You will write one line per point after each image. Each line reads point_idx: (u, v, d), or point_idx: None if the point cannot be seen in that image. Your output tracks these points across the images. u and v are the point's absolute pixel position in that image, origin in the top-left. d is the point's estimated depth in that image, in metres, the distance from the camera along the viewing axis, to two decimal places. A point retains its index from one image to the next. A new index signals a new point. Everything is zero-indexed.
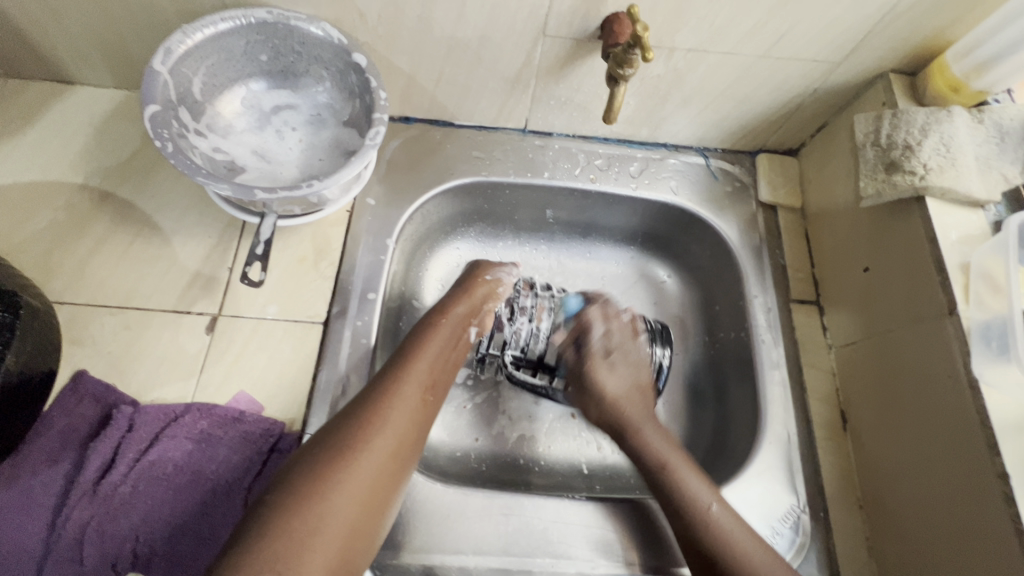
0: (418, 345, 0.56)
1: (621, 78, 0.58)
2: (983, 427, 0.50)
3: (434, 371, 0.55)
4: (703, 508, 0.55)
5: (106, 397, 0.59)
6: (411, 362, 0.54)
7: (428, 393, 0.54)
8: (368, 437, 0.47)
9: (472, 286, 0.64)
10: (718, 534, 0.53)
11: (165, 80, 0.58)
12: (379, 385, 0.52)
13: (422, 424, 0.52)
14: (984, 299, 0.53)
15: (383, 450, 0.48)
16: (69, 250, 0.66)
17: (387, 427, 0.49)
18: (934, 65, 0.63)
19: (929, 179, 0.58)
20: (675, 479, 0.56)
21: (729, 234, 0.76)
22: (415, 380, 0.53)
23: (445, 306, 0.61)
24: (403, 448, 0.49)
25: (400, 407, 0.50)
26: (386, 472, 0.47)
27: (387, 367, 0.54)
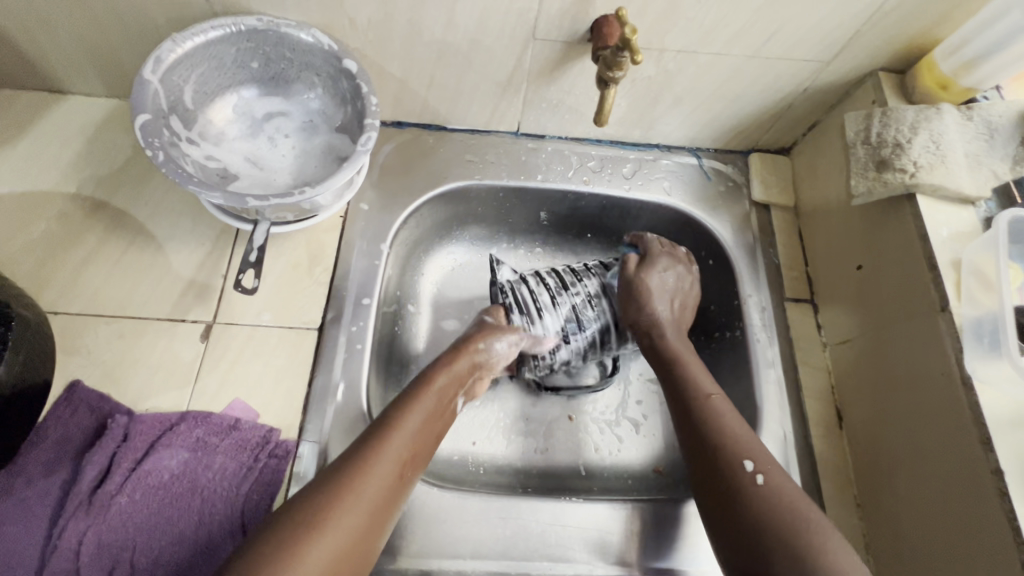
0: (399, 415, 0.55)
1: (611, 81, 0.58)
2: (977, 423, 0.50)
3: (416, 442, 0.54)
4: (704, 395, 0.58)
5: (101, 407, 0.59)
6: (391, 434, 0.53)
7: (406, 465, 0.52)
8: (339, 512, 0.46)
9: (458, 354, 0.62)
10: (722, 421, 0.55)
11: (156, 89, 0.58)
12: (354, 458, 0.50)
13: (392, 503, 0.50)
14: (976, 296, 0.54)
15: (352, 529, 0.46)
16: (63, 259, 0.66)
17: (362, 498, 0.48)
18: (923, 64, 0.63)
19: (919, 177, 0.58)
20: (687, 376, 0.60)
21: (723, 233, 0.76)
22: (394, 452, 0.52)
23: (431, 375, 0.60)
24: (370, 533, 0.48)
25: (376, 482, 0.49)
26: (355, 544, 0.46)
27: (366, 437, 0.53)
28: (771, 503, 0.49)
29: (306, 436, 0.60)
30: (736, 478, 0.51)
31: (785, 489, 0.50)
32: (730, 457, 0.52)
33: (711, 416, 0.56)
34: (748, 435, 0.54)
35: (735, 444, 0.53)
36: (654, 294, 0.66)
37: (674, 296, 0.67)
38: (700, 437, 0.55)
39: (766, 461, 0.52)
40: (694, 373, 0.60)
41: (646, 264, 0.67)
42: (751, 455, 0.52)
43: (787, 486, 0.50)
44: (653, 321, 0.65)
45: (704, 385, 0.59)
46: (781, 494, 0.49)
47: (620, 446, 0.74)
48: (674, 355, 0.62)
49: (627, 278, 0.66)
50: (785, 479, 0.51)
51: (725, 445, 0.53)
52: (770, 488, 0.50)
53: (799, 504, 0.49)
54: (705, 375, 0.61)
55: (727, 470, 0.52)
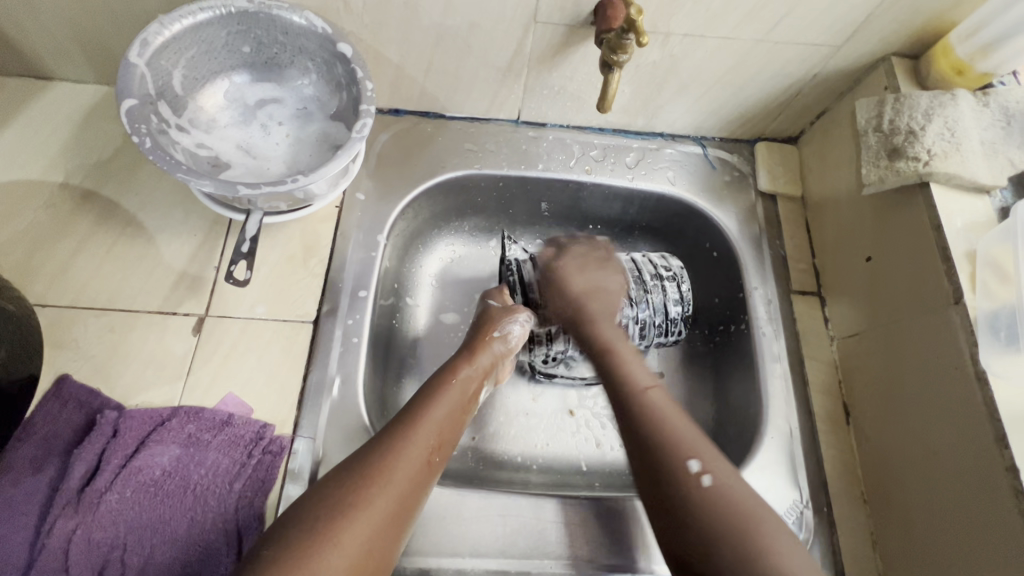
0: (426, 403, 0.54)
1: (615, 65, 0.56)
2: (992, 420, 0.49)
3: (442, 431, 0.53)
4: (640, 388, 0.56)
5: (90, 402, 0.57)
6: (417, 421, 0.52)
7: (434, 453, 0.52)
8: (368, 497, 0.46)
9: (479, 342, 0.61)
10: (657, 415, 0.53)
11: (143, 73, 0.56)
12: (381, 447, 0.49)
13: (420, 490, 0.49)
14: (991, 288, 0.52)
15: (382, 512, 0.46)
16: (51, 250, 0.64)
17: (390, 485, 0.47)
18: (939, 48, 0.61)
19: (933, 165, 0.56)
20: (622, 369, 0.58)
21: (728, 225, 0.74)
22: (422, 440, 0.51)
23: (454, 366, 0.59)
24: (399, 517, 0.47)
25: (402, 468, 0.49)
26: (386, 533, 0.45)
27: (394, 423, 0.52)
28: (716, 504, 0.46)
29: (302, 432, 0.59)
30: (683, 484, 0.48)
31: (734, 489, 0.47)
32: (671, 458, 0.49)
33: (651, 411, 0.53)
34: (695, 435, 0.51)
35: (676, 442, 0.50)
36: (565, 274, 0.67)
37: (591, 280, 0.67)
38: (641, 435, 0.52)
39: (709, 456, 0.50)
40: (625, 369, 0.58)
41: (561, 256, 0.69)
42: (695, 453, 0.49)
43: (735, 485, 0.47)
44: (580, 313, 0.64)
45: (642, 381, 0.57)
46: (730, 496, 0.46)
47: (623, 441, 0.72)
48: (601, 345, 0.61)
49: (546, 277, 0.67)
50: (731, 475, 0.48)
51: (665, 442, 0.51)
52: (715, 489, 0.47)
53: (745, 505, 0.46)
54: (640, 369, 0.59)
55: (676, 470, 0.49)
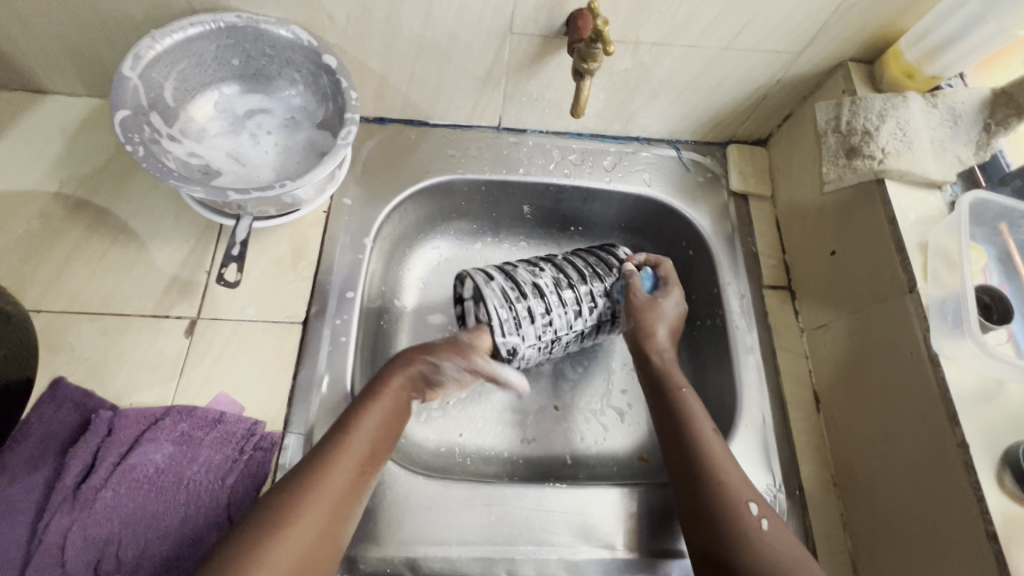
0: (357, 417, 0.55)
1: (586, 73, 0.59)
2: (943, 397, 0.52)
3: (373, 445, 0.54)
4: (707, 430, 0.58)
5: (85, 403, 0.59)
6: (346, 436, 0.53)
7: (365, 466, 0.53)
8: (296, 521, 0.47)
9: (412, 358, 0.60)
10: (724, 461, 0.56)
11: (135, 85, 0.58)
12: (314, 459, 0.51)
13: (352, 501, 0.51)
14: (940, 276, 0.56)
15: (309, 534, 0.47)
16: (46, 257, 0.66)
17: (315, 505, 0.49)
18: (890, 53, 0.65)
19: (887, 163, 0.60)
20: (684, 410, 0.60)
21: (701, 222, 0.78)
22: (349, 456, 0.52)
23: (386, 378, 0.58)
24: (328, 532, 0.49)
25: (329, 486, 0.50)
26: (312, 548, 0.47)
27: (325, 440, 0.53)
28: (772, 552, 0.50)
29: (292, 428, 0.61)
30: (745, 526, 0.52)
31: (790, 540, 0.52)
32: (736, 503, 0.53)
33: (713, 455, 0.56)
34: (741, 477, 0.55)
35: (734, 490, 0.54)
36: (661, 319, 0.67)
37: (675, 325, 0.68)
38: (700, 485, 0.55)
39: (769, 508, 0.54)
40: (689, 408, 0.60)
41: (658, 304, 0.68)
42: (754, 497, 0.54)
43: (789, 541, 0.51)
44: (659, 365, 0.65)
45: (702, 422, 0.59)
46: (782, 544, 0.51)
47: (606, 434, 0.75)
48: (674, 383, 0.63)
49: (639, 304, 0.67)
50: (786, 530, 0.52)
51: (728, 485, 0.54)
52: (773, 533, 0.52)
53: (796, 559, 0.50)
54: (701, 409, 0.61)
55: (740, 513, 0.52)
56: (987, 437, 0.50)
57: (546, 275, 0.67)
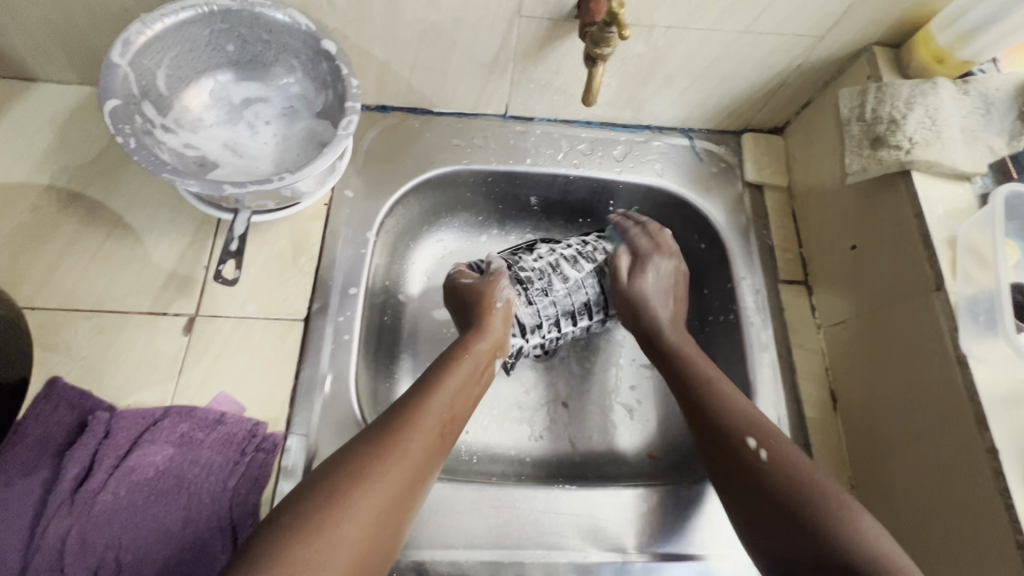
0: (435, 380, 0.55)
1: (599, 58, 0.56)
2: (972, 402, 0.50)
3: (454, 406, 0.55)
4: (706, 378, 0.58)
5: (81, 404, 0.57)
6: (429, 394, 0.54)
7: (445, 427, 0.53)
8: (385, 466, 0.47)
9: (486, 320, 0.62)
10: (729, 405, 0.55)
11: (126, 73, 0.55)
12: (401, 413, 0.51)
13: (433, 463, 0.50)
14: (971, 274, 0.53)
15: (400, 482, 0.47)
16: (38, 253, 0.64)
17: (406, 457, 0.48)
18: (919, 36, 0.62)
19: (915, 154, 0.57)
20: (691, 361, 0.61)
21: (715, 215, 0.75)
22: (433, 414, 0.52)
23: (467, 343, 0.60)
24: (413, 485, 0.48)
25: (418, 440, 0.50)
26: (400, 502, 0.46)
27: (408, 397, 0.54)
28: (782, 473, 0.49)
29: (294, 429, 0.59)
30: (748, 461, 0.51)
31: (796, 462, 0.50)
32: (736, 435, 0.53)
33: (718, 401, 0.56)
34: (756, 413, 0.54)
35: (747, 423, 0.53)
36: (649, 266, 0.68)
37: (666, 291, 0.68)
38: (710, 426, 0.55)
39: (771, 437, 0.52)
40: (692, 360, 0.61)
41: (638, 268, 0.68)
42: (751, 431, 0.52)
43: (797, 459, 0.50)
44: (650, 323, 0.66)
45: (704, 368, 0.59)
46: (790, 463, 0.49)
47: (614, 431, 0.73)
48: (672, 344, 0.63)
49: (620, 289, 0.68)
50: (792, 453, 0.51)
51: (728, 421, 0.54)
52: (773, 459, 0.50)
53: (802, 479, 0.48)
54: (686, 337, 0.65)
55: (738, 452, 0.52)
56: (1018, 444, 0.48)
57: (546, 267, 0.68)
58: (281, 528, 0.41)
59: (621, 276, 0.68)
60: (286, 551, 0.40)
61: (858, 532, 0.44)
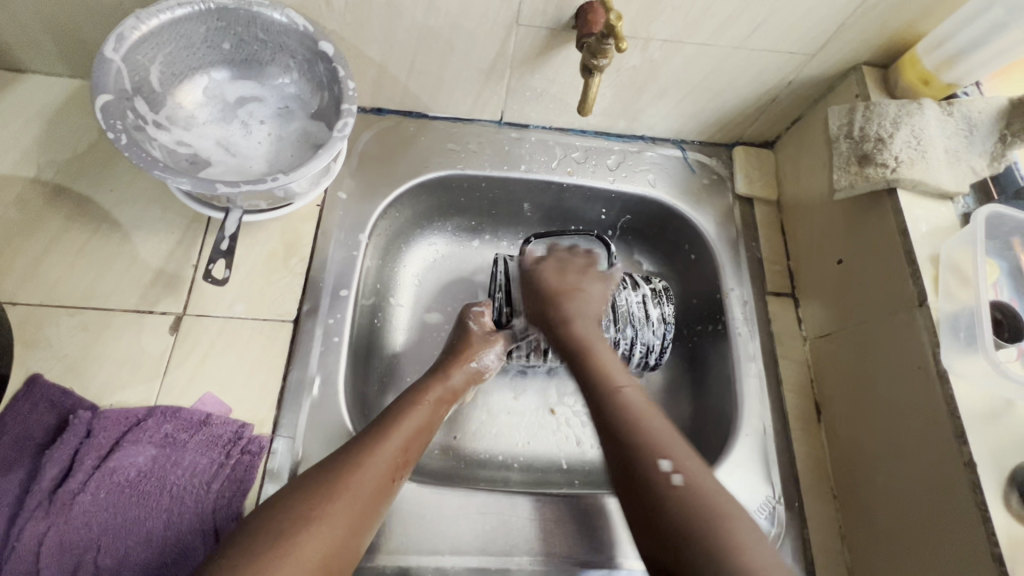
0: (394, 421, 0.54)
1: (595, 69, 0.57)
2: (952, 418, 0.51)
3: (408, 449, 0.53)
4: (616, 388, 0.54)
5: (62, 402, 0.56)
6: (384, 436, 0.52)
7: (397, 470, 0.52)
8: (331, 512, 0.46)
9: (455, 366, 0.62)
10: (640, 420, 0.51)
11: (119, 68, 0.55)
12: (351, 454, 0.50)
13: (379, 507, 0.49)
14: (953, 291, 0.54)
15: (343, 524, 0.46)
16: (22, 247, 0.62)
17: (351, 499, 0.47)
18: (907, 58, 0.63)
19: (900, 172, 0.59)
20: (602, 368, 0.57)
21: (705, 226, 0.76)
22: (385, 456, 0.51)
23: (425, 386, 0.59)
24: (360, 527, 0.47)
25: (366, 481, 0.49)
26: (342, 542, 0.46)
27: (361, 436, 0.52)
28: (696, 502, 0.45)
29: (281, 431, 0.59)
30: (656, 487, 0.46)
31: (705, 487, 0.46)
32: (647, 457, 0.48)
33: (621, 419, 0.52)
34: (666, 432, 0.50)
35: (650, 442, 0.49)
36: (583, 285, 0.66)
37: (591, 317, 0.63)
38: (619, 440, 0.50)
39: (682, 456, 0.48)
40: (607, 367, 0.57)
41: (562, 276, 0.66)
42: (666, 452, 0.48)
43: (704, 483, 0.46)
44: (558, 325, 0.62)
45: (617, 379, 0.56)
46: (705, 492, 0.45)
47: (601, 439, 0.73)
48: (575, 347, 0.60)
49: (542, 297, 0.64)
50: (706, 475, 0.47)
51: (644, 441, 0.49)
52: (686, 489, 0.46)
53: (715, 504, 0.45)
54: (596, 333, 0.62)
55: (647, 474, 0.47)
56: (994, 457, 0.49)
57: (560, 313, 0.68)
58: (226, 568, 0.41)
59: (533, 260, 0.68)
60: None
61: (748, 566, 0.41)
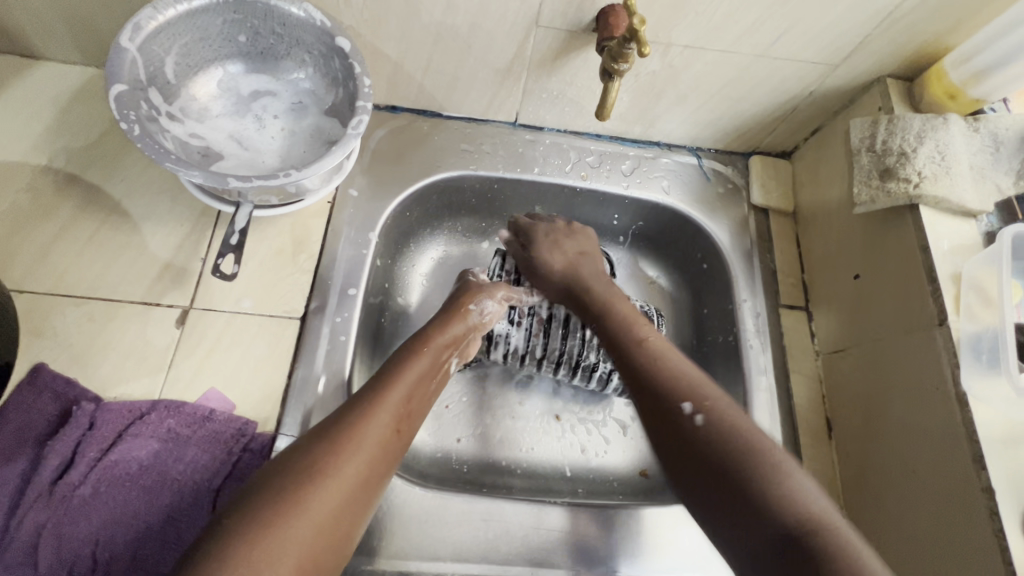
0: (396, 373, 0.51)
1: (615, 74, 0.56)
2: (971, 441, 0.49)
3: (412, 400, 0.51)
4: (638, 338, 0.54)
5: (66, 393, 0.56)
6: (386, 388, 0.50)
7: (402, 422, 0.49)
8: (339, 460, 0.43)
9: (457, 316, 0.60)
10: (661, 361, 0.51)
11: (134, 58, 0.54)
12: (355, 405, 0.48)
13: (389, 461, 0.47)
14: (975, 312, 0.53)
15: (352, 481, 0.43)
16: (31, 235, 0.62)
17: (359, 452, 0.45)
18: (933, 71, 0.62)
19: (923, 188, 0.57)
20: (615, 320, 0.57)
21: (720, 235, 0.75)
22: (390, 407, 0.48)
23: (428, 334, 0.57)
24: (368, 483, 0.44)
25: (370, 433, 0.46)
26: (354, 497, 0.43)
27: (364, 390, 0.50)
28: (717, 435, 0.43)
29: (285, 429, 0.58)
30: (682, 420, 0.45)
31: (732, 423, 0.44)
32: (671, 397, 0.47)
33: (648, 356, 0.52)
34: (695, 376, 0.49)
35: (673, 383, 0.49)
36: (546, 248, 0.65)
37: (570, 252, 0.66)
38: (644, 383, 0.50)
39: (706, 396, 0.47)
40: (626, 319, 0.57)
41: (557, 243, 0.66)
42: (690, 394, 0.47)
43: (729, 416, 0.45)
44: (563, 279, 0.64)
45: (636, 329, 0.55)
46: (727, 421, 0.44)
47: (606, 448, 0.72)
48: (598, 303, 0.60)
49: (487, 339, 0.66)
50: (732, 414, 0.45)
51: (664, 384, 0.49)
52: (711, 422, 0.44)
53: (745, 440, 0.43)
54: (598, 280, 0.63)
55: (670, 414, 0.46)
56: (1014, 485, 0.48)
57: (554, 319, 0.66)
58: (229, 531, 0.38)
59: (518, 240, 0.68)
60: (234, 556, 0.36)
61: (780, 494, 0.39)
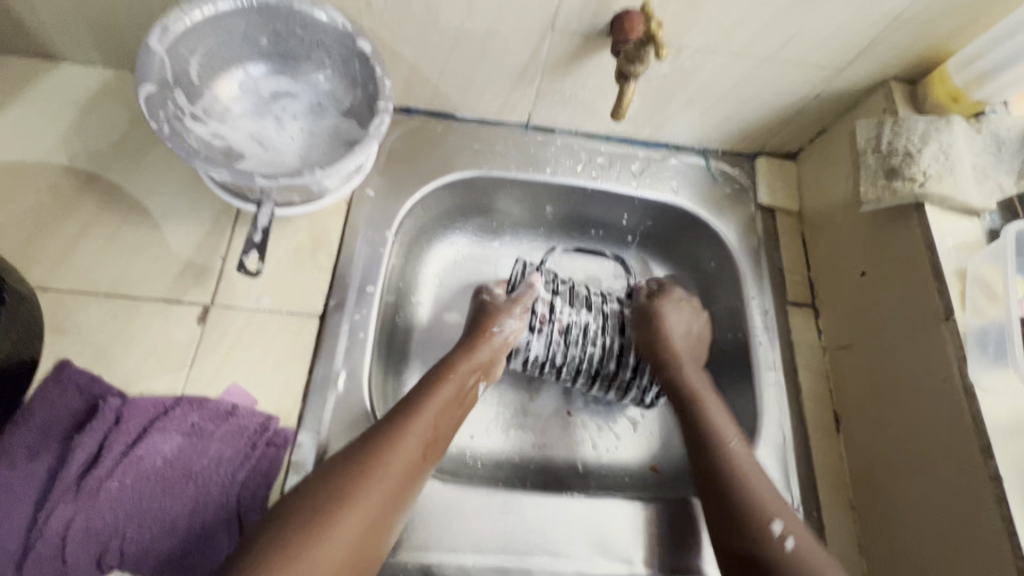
0: (422, 399, 0.55)
1: (632, 75, 0.58)
2: (978, 433, 0.51)
3: (437, 426, 0.55)
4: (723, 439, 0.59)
5: (91, 388, 0.57)
6: (415, 415, 0.54)
7: (428, 448, 0.53)
8: (366, 484, 0.48)
9: (478, 341, 0.62)
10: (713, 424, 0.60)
11: (162, 59, 0.56)
12: (386, 430, 0.52)
13: (413, 484, 0.51)
14: (980, 306, 0.55)
15: (377, 504, 0.48)
16: (53, 234, 0.63)
17: (386, 477, 0.49)
18: (936, 75, 0.64)
19: (928, 187, 0.59)
20: (700, 403, 0.62)
21: (728, 235, 0.76)
22: (417, 432, 0.52)
23: (453, 360, 0.60)
24: (393, 507, 0.49)
25: (397, 459, 0.51)
26: (379, 519, 0.48)
27: (393, 413, 0.54)
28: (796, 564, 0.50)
29: (306, 424, 0.59)
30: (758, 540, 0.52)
31: (805, 539, 0.52)
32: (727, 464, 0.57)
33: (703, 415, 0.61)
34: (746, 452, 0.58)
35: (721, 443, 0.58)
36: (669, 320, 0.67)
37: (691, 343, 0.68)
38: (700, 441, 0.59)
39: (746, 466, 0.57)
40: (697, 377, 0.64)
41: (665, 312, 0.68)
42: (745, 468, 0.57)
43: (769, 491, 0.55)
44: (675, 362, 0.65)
45: (725, 427, 0.60)
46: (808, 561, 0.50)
47: (618, 444, 0.73)
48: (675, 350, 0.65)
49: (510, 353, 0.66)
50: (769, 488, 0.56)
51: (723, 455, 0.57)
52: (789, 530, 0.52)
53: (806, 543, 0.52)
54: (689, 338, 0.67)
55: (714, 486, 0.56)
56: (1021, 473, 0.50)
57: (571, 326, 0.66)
58: (264, 550, 0.43)
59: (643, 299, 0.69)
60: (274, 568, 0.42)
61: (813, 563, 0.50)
